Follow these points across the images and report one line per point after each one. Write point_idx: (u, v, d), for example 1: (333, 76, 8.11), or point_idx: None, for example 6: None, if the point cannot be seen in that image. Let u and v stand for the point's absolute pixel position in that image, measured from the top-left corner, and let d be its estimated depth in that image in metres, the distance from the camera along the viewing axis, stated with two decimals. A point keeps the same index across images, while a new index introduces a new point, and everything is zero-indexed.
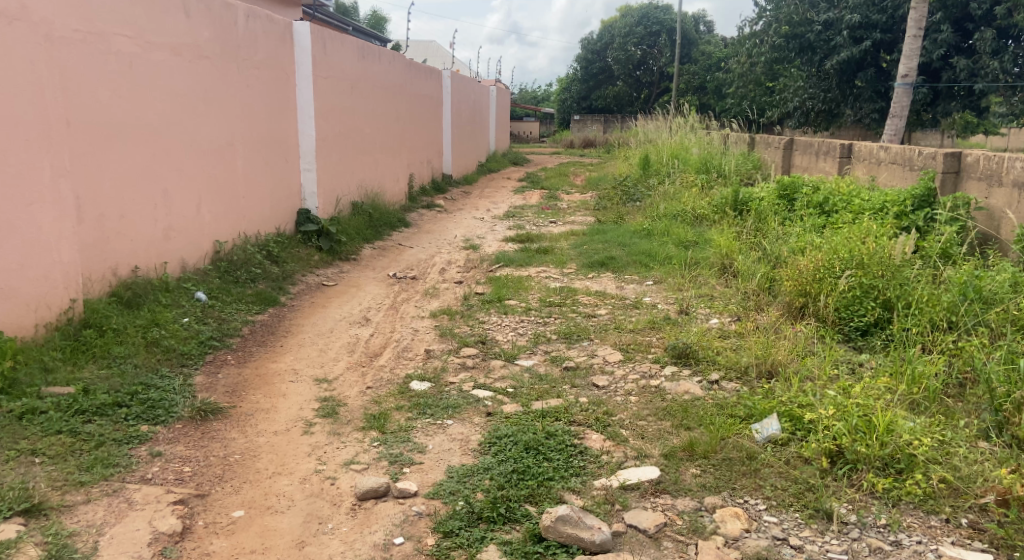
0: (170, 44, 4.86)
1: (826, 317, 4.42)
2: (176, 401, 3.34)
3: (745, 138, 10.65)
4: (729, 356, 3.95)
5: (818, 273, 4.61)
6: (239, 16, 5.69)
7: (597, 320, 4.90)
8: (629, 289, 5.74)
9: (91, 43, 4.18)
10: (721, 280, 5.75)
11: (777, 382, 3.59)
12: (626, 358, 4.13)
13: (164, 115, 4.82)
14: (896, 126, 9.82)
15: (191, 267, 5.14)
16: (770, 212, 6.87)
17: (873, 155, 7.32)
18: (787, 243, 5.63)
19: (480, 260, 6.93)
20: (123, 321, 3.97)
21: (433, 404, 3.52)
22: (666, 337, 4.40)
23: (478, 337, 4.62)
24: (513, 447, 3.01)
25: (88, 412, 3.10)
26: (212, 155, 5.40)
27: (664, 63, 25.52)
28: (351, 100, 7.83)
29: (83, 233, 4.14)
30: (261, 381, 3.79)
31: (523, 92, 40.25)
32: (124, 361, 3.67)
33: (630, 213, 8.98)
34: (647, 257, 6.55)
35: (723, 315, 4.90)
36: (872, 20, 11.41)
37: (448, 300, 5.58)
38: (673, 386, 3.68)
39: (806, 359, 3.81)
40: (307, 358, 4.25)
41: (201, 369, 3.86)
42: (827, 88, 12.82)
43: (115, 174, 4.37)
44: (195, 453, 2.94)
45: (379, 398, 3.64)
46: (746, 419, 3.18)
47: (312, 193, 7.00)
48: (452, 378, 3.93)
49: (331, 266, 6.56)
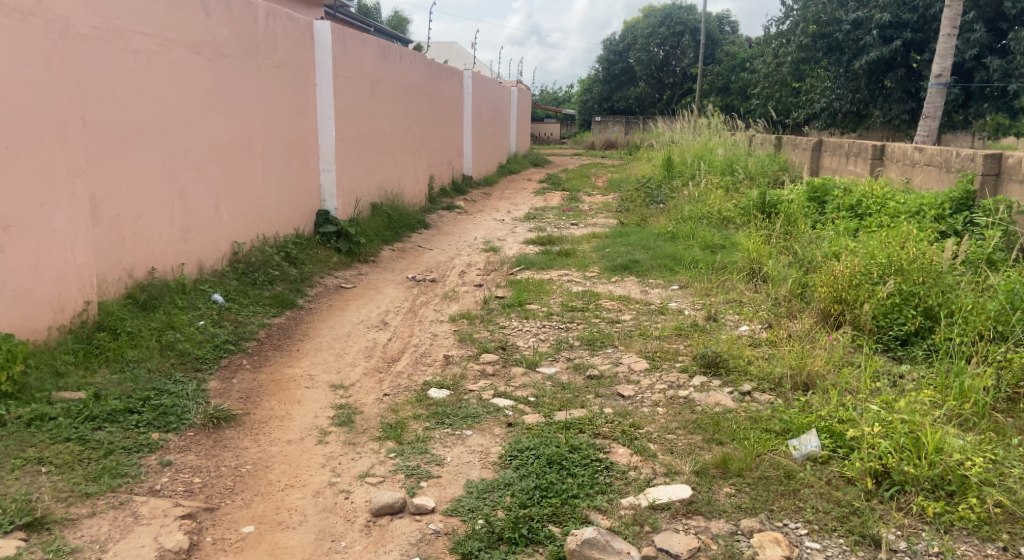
0: (189, 42, 4.77)
1: (864, 325, 4.23)
2: (188, 407, 3.23)
3: (771, 139, 10.42)
4: (762, 366, 3.78)
5: (854, 279, 4.40)
6: (259, 15, 5.61)
7: (621, 326, 4.74)
8: (654, 294, 5.57)
9: (109, 40, 4.10)
10: (750, 285, 5.56)
11: (813, 394, 3.42)
12: (653, 366, 3.98)
13: (182, 115, 4.74)
14: (929, 127, 9.53)
15: (208, 269, 5.06)
16: (800, 215, 6.66)
17: (907, 156, 7.09)
18: (820, 248, 5.44)
19: (501, 263, 6.80)
20: (138, 325, 3.89)
21: (453, 413, 3.40)
22: (694, 344, 4.24)
23: (498, 342, 4.48)
24: (536, 461, 2.87)
25: (98, 419, 3.00)
26: (230, 156, 5.31)
27: (687, 64, 25.24)
28: (372, 100, 7.74)
29: (99, 233, 4.06)
30: (276, 387, 3.68)
31: (544, 93, 40.09)
32: (137, 366, 3.57)
33: (654, 215, 8.80)
34: (672, 261, 6.38)
35: (753, 322, 4.72)
36: (903, 19, 11.11)
37: (468, 304, 5.45)
38: (702, 397, 3.52)
39: (843, 370, 3.63)
40: (323, 363, 4.14)
41: (215, 374, 3.76)
42: (855, 89, 12.54)
43: (132, 174, 4.29)
44: (205, 463, 2.83)
45: (396, 406, 3.52)
46: (782, 434, 3.02)
47: (331, 194, 6.92)
48: (472, 386, 3.80)
49: (350, 268, 6.46)
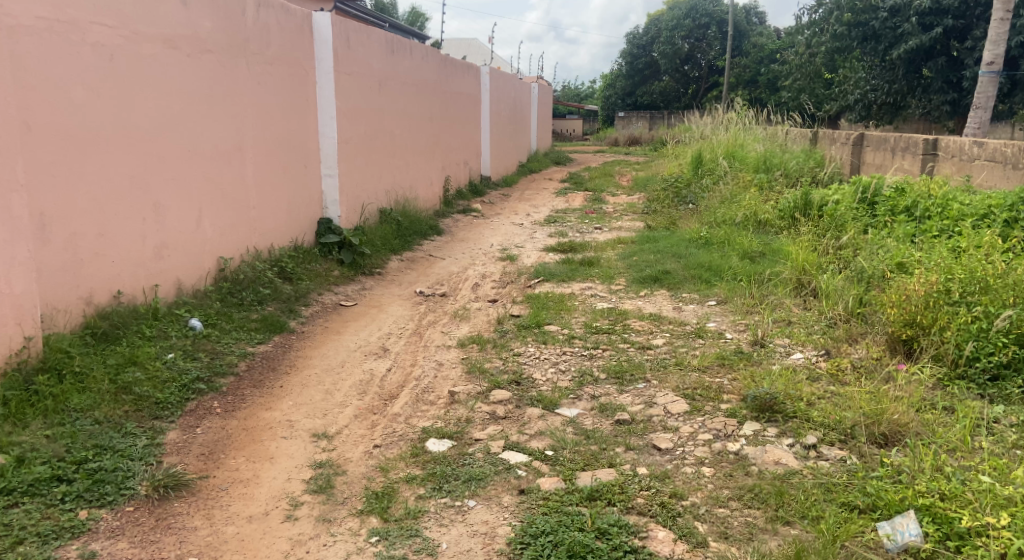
0: (163, 35, 4.24)
1: (946, 356, 3.53)
2: (132, 471, 2.69)
3: (808, 132, 9.69)
4: (827, 411, 3.13)
5: (929, 300, 3.70)
6: (247, 5, 5.05)
7: (654, 354, 4.11)
8: (688, 312, 4.92)
9: (61, 32, 3.58)
10: (799, 301, 4.89)
11: (900, 454, 2.77)
12: (693, 409, 3.34)
13: (155, 117, 4.19)
14: (980, 118, 8.66)
15: (189, 289, 4.52)
16: (849, 216, 5.96)
17: (965, 151, 6.39)
18: (881, 257, 4.75)
19: (518, 274, 6.19)
20: (90, 363, 3.34)
21: (453, 475, 2.81)
22: (741, 379, 3.58)
23: (512, 376, 3.86)
24: (552, 552, 2.33)
25: (16, 493, 2.48)
26: (216, 161, 4.77)
27: (713, 56, 24.43)
28: (378, 98, 7.15)
29: (48, 256, 3.53)
30: (247, 439, 3.11)
31: (566, 89, 39.41)
32: (82, 417, 3.04)
33: (683, 217, 8.14)
34: (708, 271, 5.71)
35: (808, 349, 4.06)
36: (943, 4, 10.31)
37: (479, 325, 4.85)
38: (758, 452, 2.89)
39: (931, 419, 3.00)
40: (308, 404, 3.55)
41: (178, 422, 3.20)
42: (892, 80, 11.72)
43: (91, 185, 3.76)
44: (137, 554, 2.32)
45: (385, 464, 2.93)
46: (864, 524, 2.38)
47: (334, 200, 6.37)
48: (479, 434, 3.20)
49: (353, 281, 5.91)
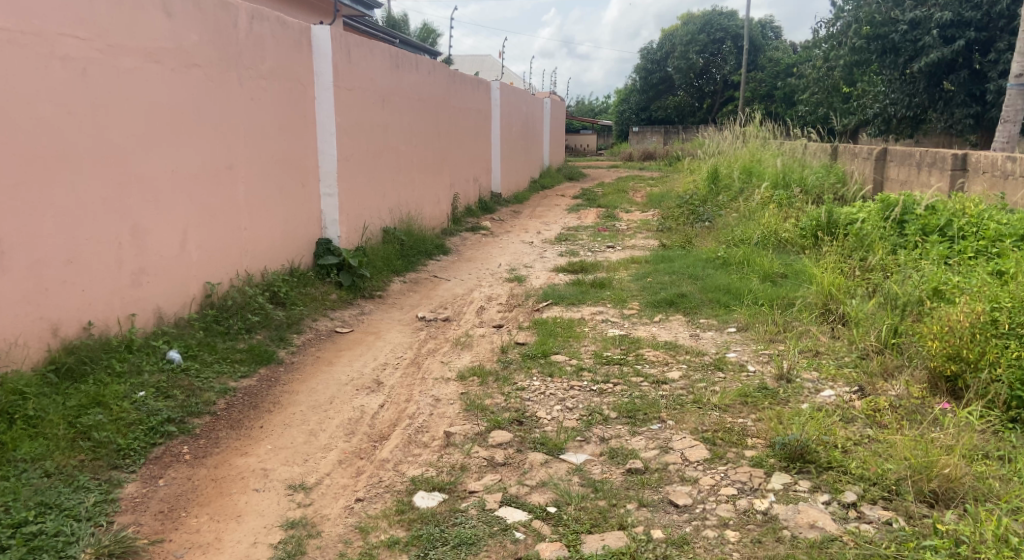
0: (145, 49, 3.97)
1: (997, 397, 3.16)
2: (74, 536, 2.44)
3: (828, 147, 9.31)
4: (867, 461, 2.76)
5: (975, 332, 3.32)
6: (241, 18, 4.79)
7: (670, 390, 3.75)
8: (707, 340, 4.56)
9: (26, 45, 3.32)
10: (827, 329, 4.51)
11: (954, 518, 2.40)
12: (714, 456, 2.98)
13: (135, 136, 3.92)
14: (1009, 131, 8.18)
15: (172, 318, 4.23)
16: (878, 235, 5.56)
17: (997, 166, 6.02)
18: (915, 280, 4.37)
19: (525, 297, 5.86)
20: (48, 404, 3.04)
21: (443, 540, 2.50)
22: (768, 421, 3.21)
23: (514, 414, 3.52)
24: None
25: None
26: (204, 181, 4.49)
27: (727, 71, 23.87)
28: (381, 114, 6.87)
29: (7, 286, 3.27)
30: (214, 493, 2.81)
31: (579, 105, 39.34)
32: (29, 466, 2.75)
33: (699, 235, 7.78)
34: (728, 294, 5.35)
35: (840, 385, 3.68)
36: (966, 17, 9.99)
37: (481, 354, 4.51)
38: (789, 512, 2.55)
39: (986, 473, 2.63)
40: (287, 448, 3.22)
41: (139, 472, 2.90)
42: (913, 93, 11.27)
43: (60, 210, 3.49)
44: None
45: (366, 523, 2.62)
46: None
47: (333, 220, 6.07)
48: (475, 485, 2.86)
49: (351, 305, 5.60)
